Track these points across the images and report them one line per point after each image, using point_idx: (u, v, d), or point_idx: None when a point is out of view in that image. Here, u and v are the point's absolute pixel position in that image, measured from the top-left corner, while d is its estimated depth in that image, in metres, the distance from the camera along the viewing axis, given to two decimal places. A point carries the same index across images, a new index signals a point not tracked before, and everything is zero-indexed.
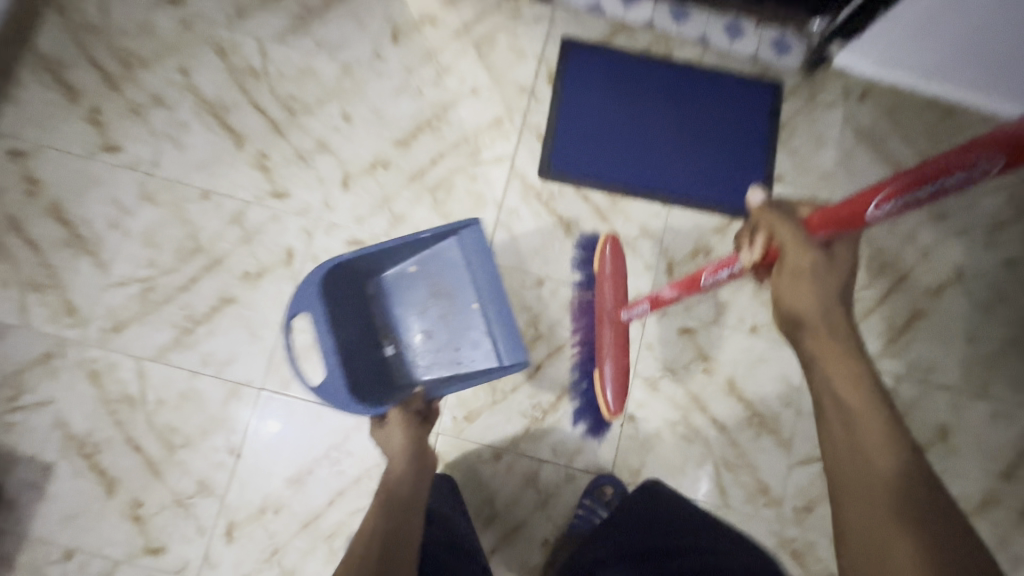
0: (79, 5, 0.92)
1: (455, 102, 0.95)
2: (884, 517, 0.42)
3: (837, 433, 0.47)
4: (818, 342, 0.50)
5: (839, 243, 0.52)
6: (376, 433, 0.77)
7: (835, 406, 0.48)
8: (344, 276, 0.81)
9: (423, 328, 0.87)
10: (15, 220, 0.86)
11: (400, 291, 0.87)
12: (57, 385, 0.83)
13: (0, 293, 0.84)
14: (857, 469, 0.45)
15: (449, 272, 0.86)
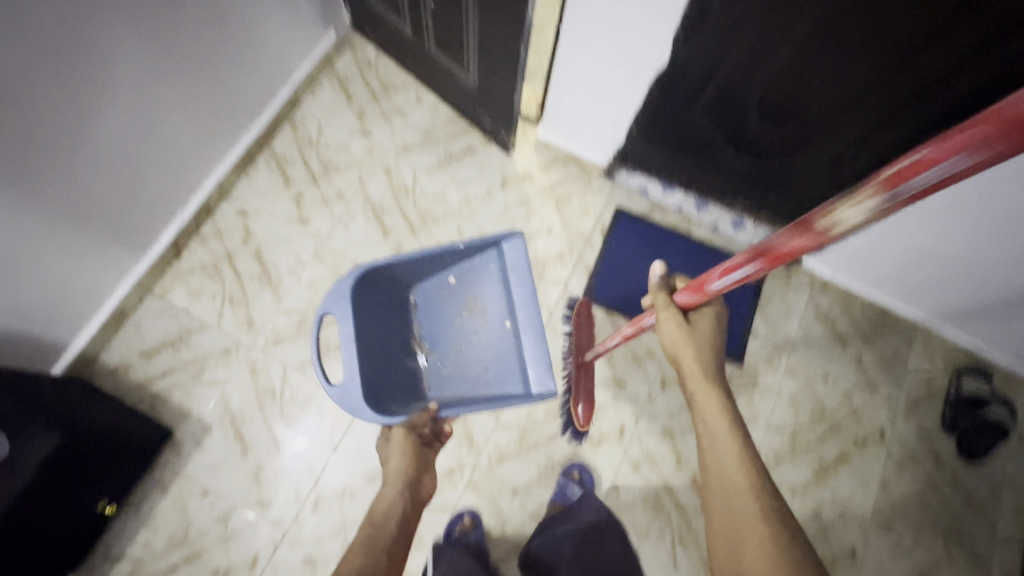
0: (306, 126, 1.40)
1: (535, 235, 1.36)
2: (739, 490, 0.75)
3: (708, 445, 0.82)
4: (696, 381, 0.89)
5: (699, 315, 0.93)
6: (381, 446, 1.09)
7: (706, 427, 0.84)
8: (395, 276, 1.19)
9: (460, 333, 1.26)
10: (230, 255, 1.27)
11: (440, 299, 1.27)
12: (228, 372, 1.19)
13: (208, 300, 1.23)
14: (719, 475, 0.78)
15: (483, 285, 1.26)
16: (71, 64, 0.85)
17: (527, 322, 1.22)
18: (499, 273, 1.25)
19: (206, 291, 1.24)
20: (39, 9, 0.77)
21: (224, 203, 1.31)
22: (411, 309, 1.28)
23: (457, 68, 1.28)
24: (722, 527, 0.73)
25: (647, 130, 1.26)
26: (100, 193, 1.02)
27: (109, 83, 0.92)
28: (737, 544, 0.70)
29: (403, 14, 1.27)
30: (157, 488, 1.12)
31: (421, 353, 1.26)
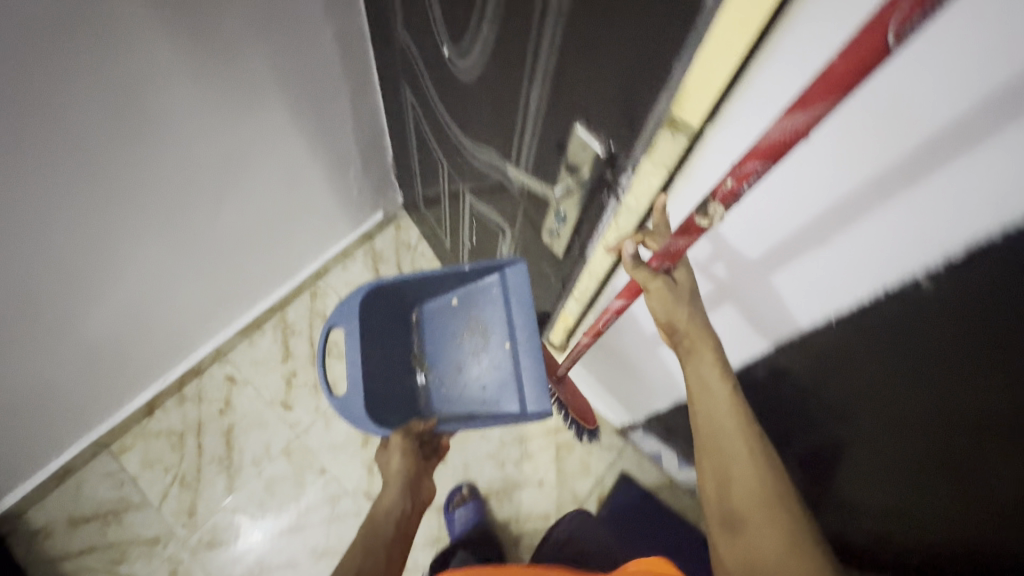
0: (325, 300, 1.35)
1: (522, 484, 1.24)
2: (734, 433, 0.56)
3: (696, 395, 0.59)
4: (691, 337, 0.60)
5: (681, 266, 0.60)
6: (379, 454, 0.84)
7: (702, 387, 0.59)
8: (394, 292, 0.95)
9: (462, 358, 1.00)
10: (200, 426, 1.19)
11: (441, 316, 1.01)
12: (146, 571, 1.08)
13: (158, 475, 1.14)
14: (709, 417, 0.57)
15: (487, 307, 0.97)
16: (69, 287, 0.84)
17: (532, 344, 0.93)
18: (504, 295, 0.95)
19: (161, 463, 1.16)
20: (47, 254, 0.77)
21: (215, 364, 1.25)
22: (413, 326, 1.03)
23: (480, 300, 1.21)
24: (710, 478, 0.56)
25: (670, 434, 1.10)
26: (74, 374, 0.98)
27: (107, 294, 0.91)
28: (727, 486, 0.54)
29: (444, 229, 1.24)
30: None
31: (421, 370, 1.01)
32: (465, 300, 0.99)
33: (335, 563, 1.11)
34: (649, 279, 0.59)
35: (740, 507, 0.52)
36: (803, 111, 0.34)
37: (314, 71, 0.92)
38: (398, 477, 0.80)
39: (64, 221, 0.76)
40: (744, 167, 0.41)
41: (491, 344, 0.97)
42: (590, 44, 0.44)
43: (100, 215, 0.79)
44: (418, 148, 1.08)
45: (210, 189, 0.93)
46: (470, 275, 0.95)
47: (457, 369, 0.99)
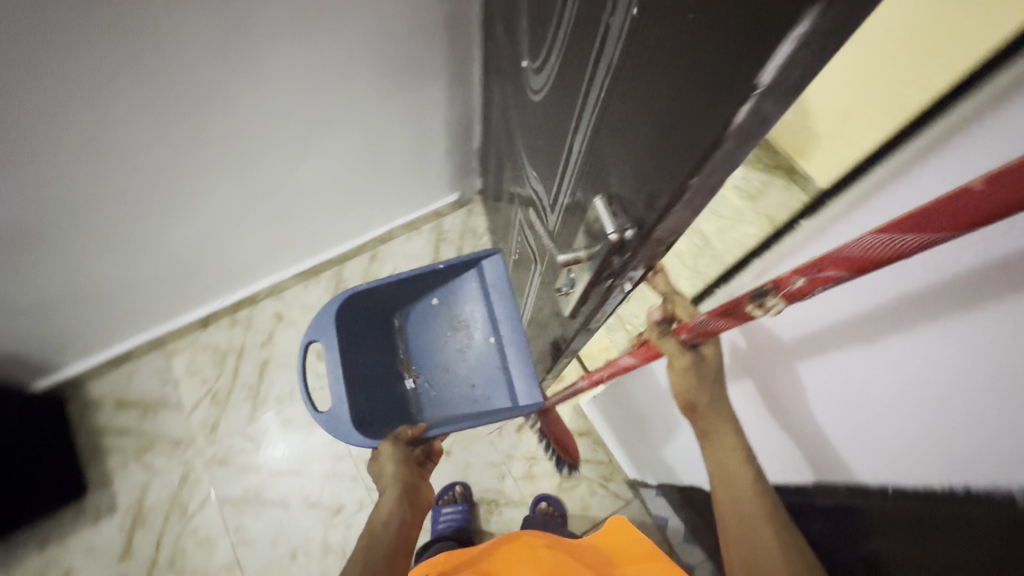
0: (380, 266, 1.39)
1: (516, 503, 1.20)
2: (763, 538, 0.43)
3: (715, 485, 0.48)
4: (706, 414, 0.50)
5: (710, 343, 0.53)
6: (372, 465, 0.79)
7: (719, 473, 0.48)
8: (377, 298, 0.95)
9: (449, 360, 1.01)
10: (241, 352, 1.28)
11: (423, 320, 1.03)
12: (163, 467, 1.19)
13: (197, 385, 1.25)
14: (735, 510, 0.46)
15: (469, 304, 1.01)
16: (153, 203, 0.91)
17: (517, 340, 0.97)
18: (485, 290, 1.00)
19: (201, 375, 1.26)
20: (137, 168, 0.83)
21: (269, 300, 1.33)
22: (393, 331, 1.03)
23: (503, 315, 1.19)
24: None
25: (681, 509, 1.01)
26: (143, 279, 1.07)
27: (184, 215, 0.98)
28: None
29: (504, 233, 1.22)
30: (37, 543, 1.12)
31: (409, 376, 1.02)
32: (444, 301, 1.02)
33: (322, 517, 1.15)
34: (677, 356, 0.52)
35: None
36: (906, 233, 0.26)
37: (418, 55, 0.91)
38: (393, 484, 0.73)
39: (151, 145, 0.80)
40: (822, 271, 0.33)
41: (476, 339, 1.00)
42: (625, 122, 0.39)
43: (191, 146, 0.84)
44: (499, 147, 1.06)
45: (295, 142, 0.95)
46: (450, 275, 0.99)
47: (445, 370, 1.01)
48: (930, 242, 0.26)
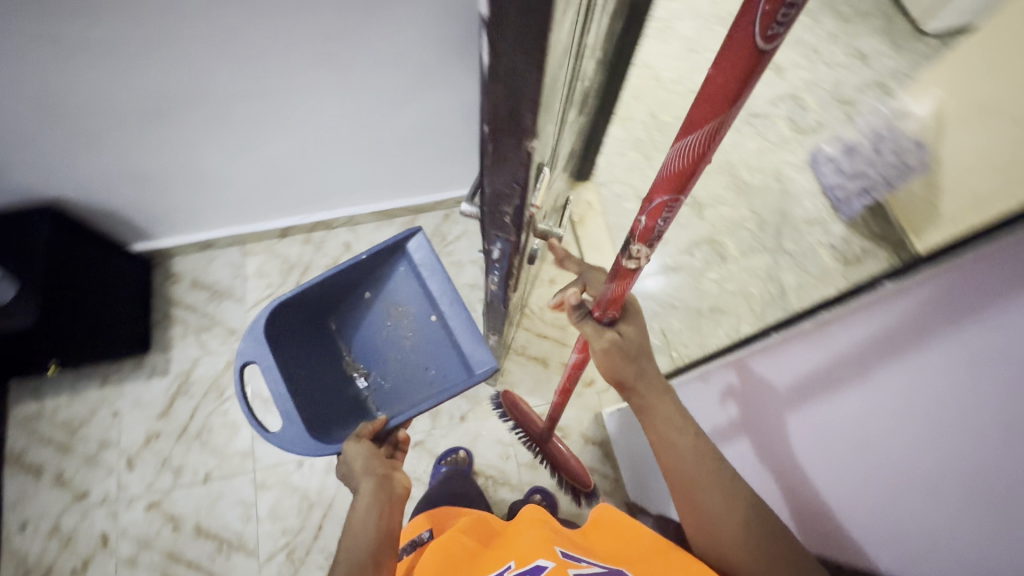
0: (450, 227, 1.44)
1: (512, 487, 1.21)
2: (705, 485, 0.60)
3: (659, 446, 0.63)
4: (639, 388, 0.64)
5: (626, 323, 0.65)
6: (341, 469, 0.82)
7: (662, 436, 0.63)
8: (304, 303, 0.98)
9: (394, 352, 1.05)
10: (306, 268, 1.38)
11: (362, 316, 1.07)
12: (215, 348, 1.31)
13: (263, 286, 1.36)
14: (680, 464, 0.62)
15: (400, 291, 1.04)
16: (266, 108, 0.98)
17: (455, 311, 0.99)
18: (410, 269, 1.03)
19: (268, 278, 1.37)
20: (262, 72, 0.90)
21: (343, 229, 1.42)
22: (333, 337, 1.08)
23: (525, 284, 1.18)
24: (700, 536, 0.62)
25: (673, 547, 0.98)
26: (244, 179, 1.17)
27: (289, 127, 1.04)
28: (714, 536, 0.60)
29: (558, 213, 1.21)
30: (98, 379, 1.27)
31: (359, 375, 1.07)
32: (376, 293, 1.05)
33: None
34: (598, 333, 0.63)
35: (736, 558, 0.58)
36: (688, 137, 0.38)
37: None
38: (366, 478, 0.75)
39: (282, 58, 0.87)
40: (654, 201, 0.45)
41: (415, 322, 1.04)
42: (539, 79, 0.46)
43: (312, 65, 0.90)
44: None
45: (405, 87, 1.00)
46: (375, 263, 1.02)
47: (392, 360, 1.05)
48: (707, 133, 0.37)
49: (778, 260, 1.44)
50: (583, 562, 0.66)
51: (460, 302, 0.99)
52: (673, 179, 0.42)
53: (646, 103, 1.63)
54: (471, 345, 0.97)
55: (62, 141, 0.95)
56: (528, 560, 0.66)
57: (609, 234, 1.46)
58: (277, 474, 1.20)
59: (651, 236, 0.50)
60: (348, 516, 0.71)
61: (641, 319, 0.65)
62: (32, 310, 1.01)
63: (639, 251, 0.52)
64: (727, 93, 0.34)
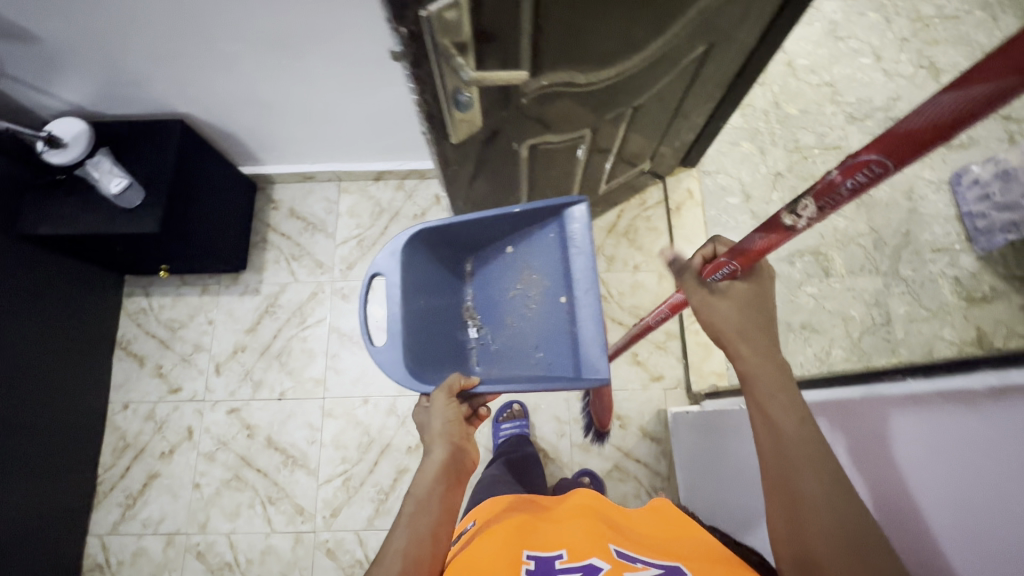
0: None
1: (563, 464, 1.22)
2: (803, 464, 0.51)
3: (757, 418, 0.56)
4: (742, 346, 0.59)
5: (740, 283, 0.64)
6: (419, 411, 0.83)
7: (761, 407, 0.56)
8: (445, 232, 0.94)
9: (512, 318, 0.98)
10: (396, 215, 1.41)
11: (491, 268, 1.01)
12: (303, 278, 1.37)
13: (352, 226, 1.41)
14: (776, 438, 0.53)
15: (537, 257, 0.96)
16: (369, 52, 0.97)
17: (591, 299, 0.89)
18: (558, 240, 0.93)
19: (358, 219, 1.41)
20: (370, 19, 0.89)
21: (435, 181, 1.42)
22: (465, 278, 1.03)
23: (532, 195, 1.13)
24: (784, 532, 0.51)
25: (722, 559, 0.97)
26: (354, 119, 1.18)
27: (388, 74, 1.03)
28: (799, 524, 0.50)
29: (616, 157, 1.12)
30: (198, 288, 1.37)
31: (473, 324, 1.01)
32: (516, 250, 0.98)
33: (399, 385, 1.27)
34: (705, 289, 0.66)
35: (822, 557, 0.47)
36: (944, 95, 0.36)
37: None
38: (438, 445, 0.76)
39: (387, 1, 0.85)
40: (858, 157, 0.44)
41: (543, 294, 0.95)
42: None
43: None
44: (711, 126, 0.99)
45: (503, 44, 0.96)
46: (527, 220, 0.94)
47: (506, 324, 0.98)
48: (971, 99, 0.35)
49: (890, 284, 1.31)
50: (639, 563, 0.63)
51: (596, 286, 0.89)
52: (903, 150, 0.41)
53: (772, 91, 1.49)
54: (593, 342, 0.87)
55: (200, 61, 0.99)
56: (582, 556, 0.65)
57: (704, 228, 1.38)
58: (343, 405, 1.27)
59: (827, 194, 0.48)
60: (415, 477, 0.73)
61: (767, 284, 0.63)
62: (158, 218, 1.07)
63: (806, 208, 0.51)
64: (1016, 62, 0.32)
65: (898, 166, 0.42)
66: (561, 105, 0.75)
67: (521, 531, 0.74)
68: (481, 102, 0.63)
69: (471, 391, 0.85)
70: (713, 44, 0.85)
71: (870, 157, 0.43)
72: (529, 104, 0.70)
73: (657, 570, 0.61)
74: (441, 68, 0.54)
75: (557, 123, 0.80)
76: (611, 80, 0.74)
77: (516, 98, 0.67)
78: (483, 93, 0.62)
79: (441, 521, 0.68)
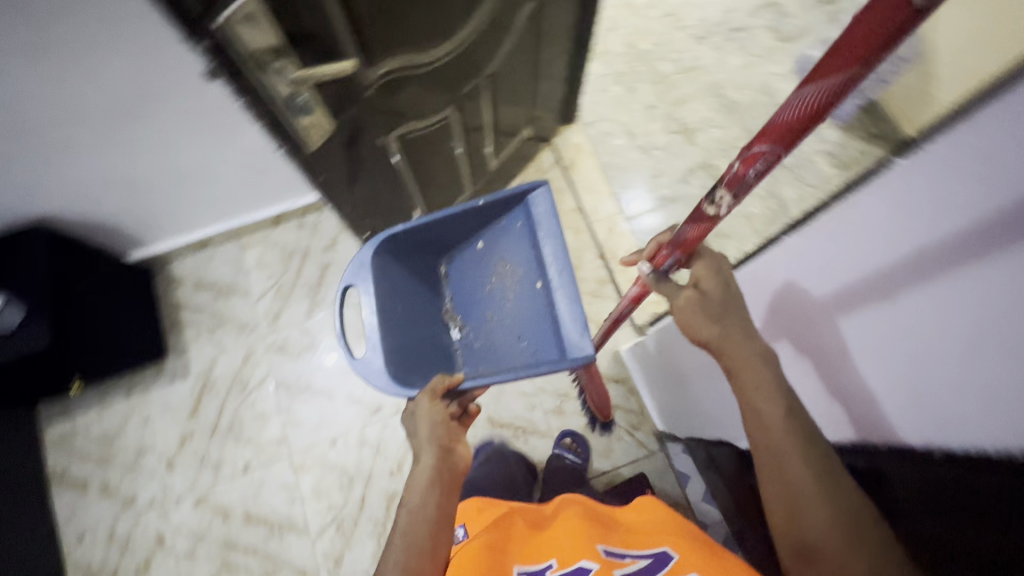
0: None
1: (544, 434, 1.25)
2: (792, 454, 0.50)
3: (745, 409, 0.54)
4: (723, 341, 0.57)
5: (704, 280, 0.61)
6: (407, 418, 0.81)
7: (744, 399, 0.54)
8: (416, 237, 0.96)
9: (494, 314, 1.01)
10: (307, 253, 1.37)
11: (466, 266, 1.04)
12: (231, 344, 1.32)
13: (266, 277, 1.36)
14: (763, 428, 0.52)
15: (508, 248, 0.99)
16: (202, 105, 0.95)
17: (564, 279, 0.91)
18: (526, 228, 0.96)
19: (269, 268, 1.37)
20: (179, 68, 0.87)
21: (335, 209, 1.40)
22: (442, 280, 1.07)
23: (427, 186, 1.20)
24: (781, 522, 0.50)
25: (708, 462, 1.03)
26: (231, 172, 1.15)
27: (236, 121, 1.02)
28: (795, 513, 0.49)
29: (492, 128, 1.22)
30: (122, 391, 1.29)
31: (455, 326, 1.04)
32: (488, 244, 1.01)
33: (363, 415, 1.25)
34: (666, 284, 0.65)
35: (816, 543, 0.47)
36: (809, 86, 0.41)
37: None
38: (426, 451, 0.74)
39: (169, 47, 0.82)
40: (753, 149, 0.48)
41: (519, 283, 0.98)
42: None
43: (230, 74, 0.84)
44: None
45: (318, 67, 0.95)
46: (493, 215, 0.97)
47: (488, 320, 1.01)
48: (832, 82, 0.39)
49: (777, 175, 1.42)
50: (627, 557, 0.64)
51: (571, 269, 0.90)
52: (784, 136, 0.45)
53: (622, 34, 1.58)
54: (573, 324, 0.88)
55: (42, 157, 0.93)
56: (571, 561, 0.64)
57: (602, 175, 1.45)
58: (313, 454, 1.23)
59: (736, 183, 0.52)
60: (407, 491, 0.71)
61: (721, 261, 0.63)
62: (47, 330, 1.01)
63: (722, 198, 0.54)
64: (858, 50, 0.36)
65: (788, 150, 0.46)
66: (406, 90, 0.86)
67: (514, 539, 0.73)
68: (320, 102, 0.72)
69: (458, 388, 0.83)
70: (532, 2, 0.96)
71: (763, 147, 0.47)
72: (377, 96, 0.82)
73: (647, 562, 0.62)
74: (261, 73, 0.63)
75: (413, 107, 0.92)
76: (447, 55, 0.87)
77: (360, 92, 0.78)
78: (321, 94, 0.71)
79: (436, 530, 0.66)
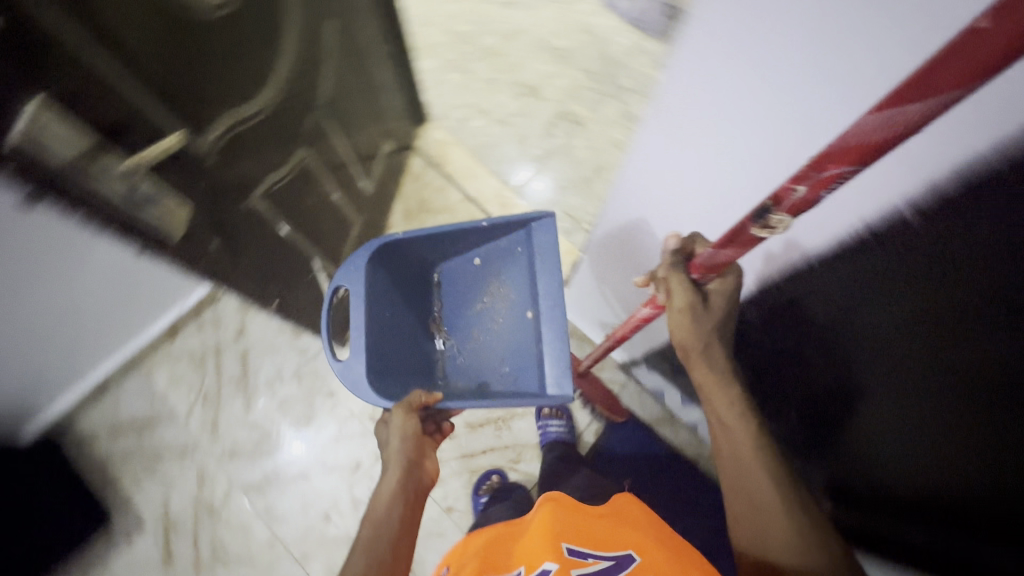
0: None
1: (522, 414, 1.27)
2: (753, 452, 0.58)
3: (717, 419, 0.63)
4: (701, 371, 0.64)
5: (716, 296, 0.62)
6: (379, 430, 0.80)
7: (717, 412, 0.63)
8: (407, 247, 0.94)
9: (481, 332, 1.00)
10: (218, 349, 1.29)
11: (460, 278, 1.02)
12: (177, 474, 1.21)
13: (185, 391, 1.26)
14: (730, 438, 0.60)
15: (501, 270, 0.98)
16: (43, 260, 0.86)
17: (555, 314, 0.90)
18: (525, 258, 0.94)
19: (185, 381, 1.27)
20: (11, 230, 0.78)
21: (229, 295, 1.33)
22: (434, 287, 1.05)
23: (314, 234, 1.16)
24: (739, 515, 0.57)
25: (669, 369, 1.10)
26: (99, 302, 1.05)
27: (86, 255, 0.93)
28: (751, 505, 0.56)
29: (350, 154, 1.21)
30: None
31: (439, 335, 1.03)
32: (485, 261, 1.00)
33: (344, 477, 1.20)
34: (690, 293, 0.62)
35: (766, 532, 0.54)
36: (911, 103, 0.33)
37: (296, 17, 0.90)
38: (392, 466, 0.73)
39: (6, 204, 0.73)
40: (827, 173, 0.40)
41: (510, 307, 0.97)
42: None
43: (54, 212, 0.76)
44: None
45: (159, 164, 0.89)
46: (493, 235, 0.95)
47: (475, 338, 1.00)
48: (939, 97, 0.31)
49: None
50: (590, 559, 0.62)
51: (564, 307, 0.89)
52: (858, 153, 0.38)
53: None
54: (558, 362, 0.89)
55: None
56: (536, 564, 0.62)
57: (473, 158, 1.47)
58: (312, 539, 1.17)
59: (804, 206, 0.45)
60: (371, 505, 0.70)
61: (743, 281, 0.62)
62: None
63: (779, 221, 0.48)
64: (972, 69, 0.29)
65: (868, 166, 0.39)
66: (243, 146, 0.82)
67: (493, 552, 0.70)
68: (172, 198, 0.70)
69: (440, 406, 0.82)
70: (333, 20, 0.96)
71: (837, 168, 0.39)
72: (221, 162, 0.78)
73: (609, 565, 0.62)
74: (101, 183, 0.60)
75: (262, 158, 0.89)
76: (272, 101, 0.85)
77: (203, 164, 0.74)
78: (164, 181, 0.69)
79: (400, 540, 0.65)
